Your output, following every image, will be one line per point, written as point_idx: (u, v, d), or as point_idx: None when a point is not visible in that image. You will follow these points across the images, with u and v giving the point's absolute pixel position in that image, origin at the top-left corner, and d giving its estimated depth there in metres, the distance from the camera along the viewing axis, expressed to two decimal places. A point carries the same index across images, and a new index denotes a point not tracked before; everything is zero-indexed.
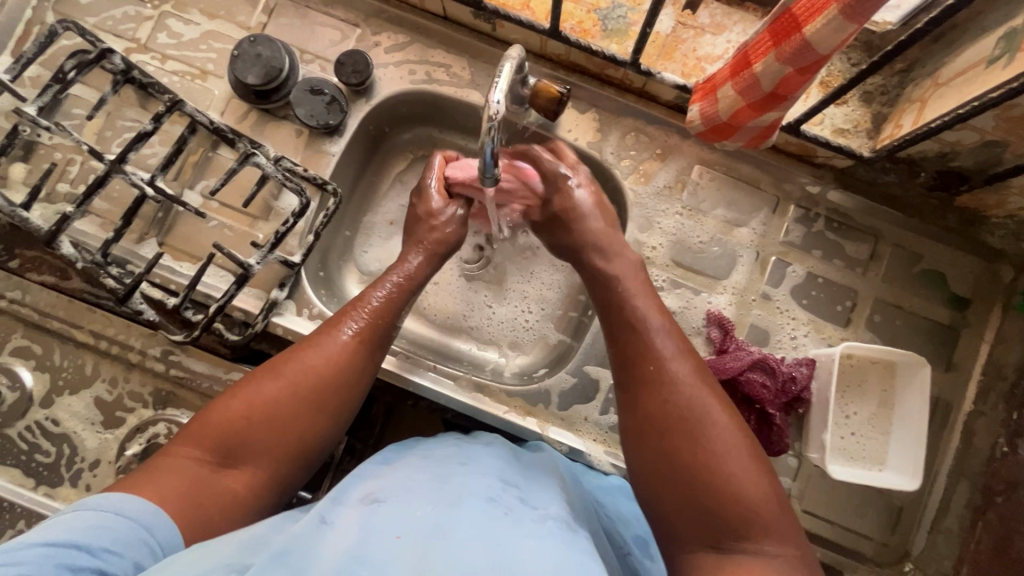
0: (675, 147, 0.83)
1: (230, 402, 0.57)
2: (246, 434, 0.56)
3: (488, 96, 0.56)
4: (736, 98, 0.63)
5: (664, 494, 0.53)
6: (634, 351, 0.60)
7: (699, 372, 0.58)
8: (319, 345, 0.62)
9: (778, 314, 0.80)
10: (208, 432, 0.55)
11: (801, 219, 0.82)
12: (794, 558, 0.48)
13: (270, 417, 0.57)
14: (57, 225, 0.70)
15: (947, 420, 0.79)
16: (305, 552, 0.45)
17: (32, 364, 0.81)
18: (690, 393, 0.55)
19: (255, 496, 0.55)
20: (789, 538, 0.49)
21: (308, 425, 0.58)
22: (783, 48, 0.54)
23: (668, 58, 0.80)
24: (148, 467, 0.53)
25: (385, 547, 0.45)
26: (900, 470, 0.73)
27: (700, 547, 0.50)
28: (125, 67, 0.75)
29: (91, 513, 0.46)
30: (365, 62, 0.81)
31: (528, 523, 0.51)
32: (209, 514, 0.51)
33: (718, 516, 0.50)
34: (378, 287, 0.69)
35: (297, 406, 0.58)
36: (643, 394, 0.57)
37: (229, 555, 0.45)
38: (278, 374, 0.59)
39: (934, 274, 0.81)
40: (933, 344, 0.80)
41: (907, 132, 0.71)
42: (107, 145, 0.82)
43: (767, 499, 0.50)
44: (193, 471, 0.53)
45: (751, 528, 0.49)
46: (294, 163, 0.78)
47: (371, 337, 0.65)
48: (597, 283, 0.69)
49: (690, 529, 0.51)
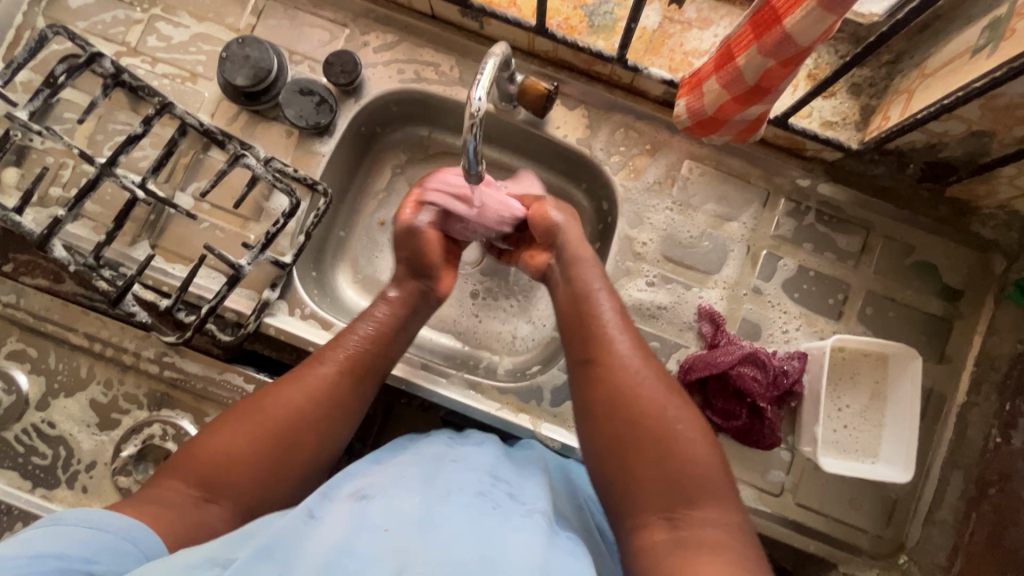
0: (664, 142, 0.83)
1: (212, 434, 0.58)
2: (228, 466, 0.56)
3: (470, 93, 0.57)
4: (721, 91, 0.63)
5: (618, 472, 0.55)
6: (596, 332, 0.63)
7: (644, 354, 0.61)
8: (303, 376, 0.62)
9: (770, 308, 0.80)
10: (191, 465, 0.56)
11: (792, 212, 0.82)
12: (736, 525, 0.51)
13: (252, 449, 0.57)
14: (49, 229, 0.71)
15: (941, 412, 0.79)
16: (293, 546, 0.45)
17: (27, 367, 0.82)
18: (636, 372, 0.59)
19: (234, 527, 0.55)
20: (731, 506, 0.52)
21: (298, 447, 0.59)
22: (764, 41, 0.54)
23: (655, 53, 0.80)
24: (134, 496, 0.53)
25: (373, 542, 0.46)
26: (892, 462, 0.73)
27: (653, 518, 0.52)
28: (115, 70, 0.76)
29: (69, 527, 0.46)
30: (354, 62, 0.82)
31: (517, 519, 0.52)
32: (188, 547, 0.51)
33: (668, 486, 0.52)
34: (369, 320, 0.69)
35: (280, 438, 0.58)
36: (596, 377, 0.60)
37: (215, 552, 0.45)
38: (261, 403, 0.60)
39: (926, 265, 0.80)
40: (926, 336, 0.79)
41: (895, 124, 0.71)
42: (99, 148, 0.83)
43: (712, 469, 0.53)
44: (176, 502, 0.53)
45: (698, 496, 0.52)
46: (284, 164, 0.79)
47: (359, 369, 0.65)
48: (569, 261, 0.70)
49: (643, 503, 0.53)
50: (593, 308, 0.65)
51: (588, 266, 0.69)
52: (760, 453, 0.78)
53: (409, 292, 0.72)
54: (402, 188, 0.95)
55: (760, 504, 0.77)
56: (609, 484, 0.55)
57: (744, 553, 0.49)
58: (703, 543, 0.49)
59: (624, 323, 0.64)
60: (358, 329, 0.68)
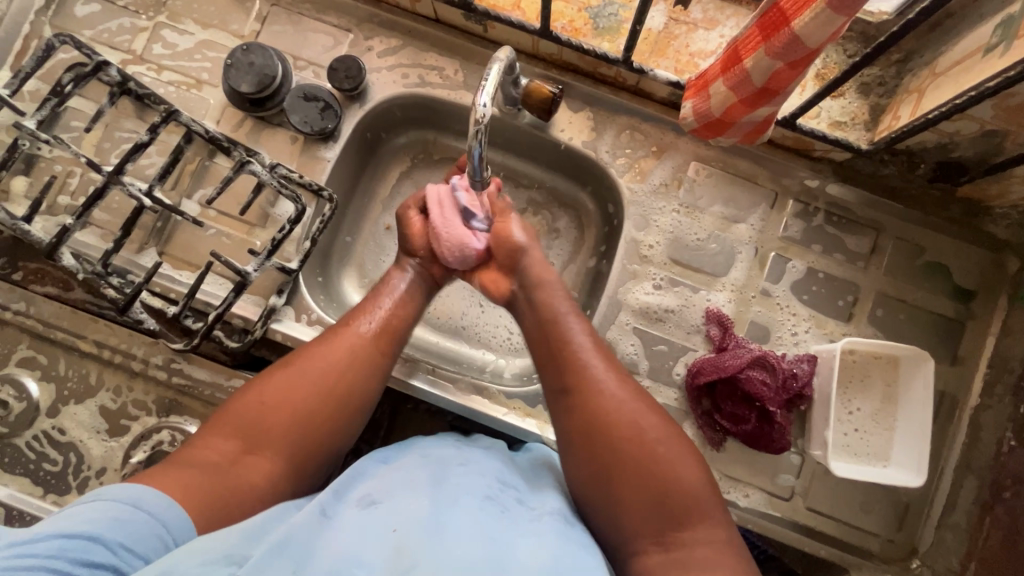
0: (670, 144, 0.82)
1: (250, 393, 0.60)
2: (266, 422, 0.58)
3: (475, 99, 0.56)
4: (728, 94, 0.62)
5: (604, 500, 0.56)
6: (569, 359, 0.63)
7: (619, 376, 0.62)
8: (333, 340, 0.65)
9: (779, 310, 0.79)
10: (231, 422, 0.58)
11: (800, 213, 0.81)
12: (727, 540, 0.52)
13: (288, 406, 0.59)
14: (57, 237, 0.71)
15: (953, 414, 0.78)
16: (307, 544, 0.46)
17: (38, 375, 0.82)
18: (614, 397, 0.59)
19: (272, 483, 0.56)
20: (721, 521, 0.53)
21: (325, 412, 0.61)
22: (773, 43, 0.53)
23: (661, 55, 0.79)
24: (177, 455, 0.55)
25: (382, 547, 0.47)
26: (904, 466, 0.72)
27: (646, 546, 0.53)
28: (121, 79, 0.75)
29: (111, 504, 0.47)
30: (358, 67, 0.82)
31: (525, 526, 0.52)
32: (227, 502, 0.53)
33: (658, 511, 0.53)
34: (387, 294, 0.72)
35: (313, 397, 0.60)
36: (575, 406, 0.60)
37: (231, 546, 0.46)
38: (296, 366, 0.63)
39: (936, 266, 0.79)
40: (938, 337, 0.79)
41: (906, 124, 0.70)
42: (106, 156, 0.83)
43: (698, 486, 0.54)
44: (216, 458, 0.55)
45: (688, 518, 0.53)
46: (290, 170, 0.79)
47: (384, 339, 0.68)
48: (542, 287, 0.70)
49: (633, 526, 0.54)
50: (564, 336, 0.65)
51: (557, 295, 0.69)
52: (769, 457, 0.77)
53: (421, 275, 0.75)
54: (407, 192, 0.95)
55: (770, 509, 0.76)
56: (595, 510, 0.57)
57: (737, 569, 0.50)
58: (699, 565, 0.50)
59: (597, 345, 0.64)
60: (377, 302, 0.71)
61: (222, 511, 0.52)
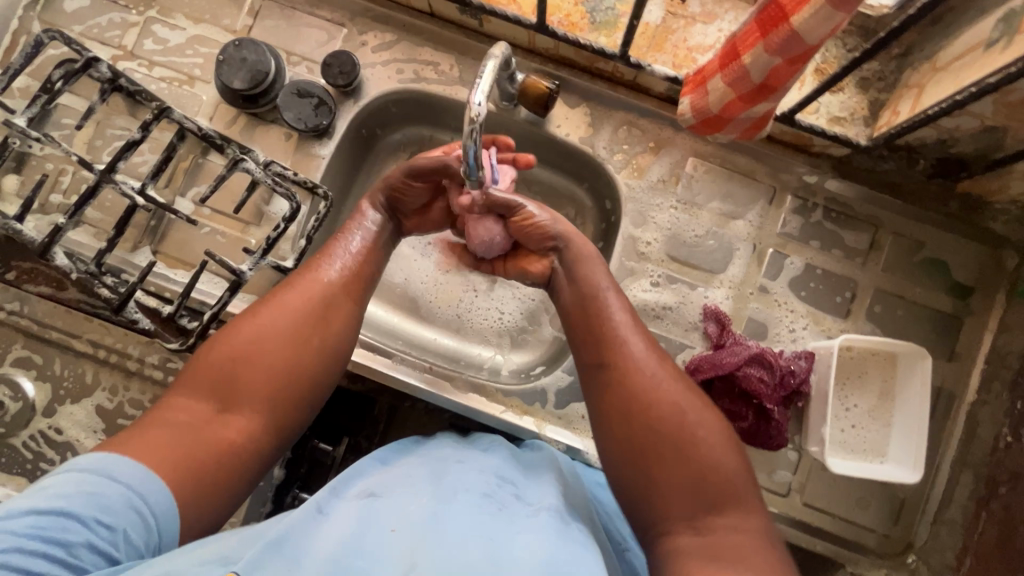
0: (668, 139, 0.81)
1: (217, 348, 0.59)
2: (237, 377, 0.57)
3: (469, 97, 0.56)
4: (726, 90, 0.61)
5: (635, 475, 0.55)
6: (606, 335, 0.61)
7: (657, 354, 0.60)
8: (298, 287, 0.64)
9: (777, 307, 0.79)
10: (201, 382, 0.57)
11: (798, 209, 0.80)
12: (762, 527, 0.52)
13: (258, 359, 0.58)
14: (50, 237, 0.70)
15: (950, 410, 0.78)
16: (303, 541, 0.47)
17: (33, 374, 0.82)
18: (654, 375, 0.58)
19: (251, 438, 0.56)
20: (755, 506, 0.53)
21: (295, 360, 0.59)
22: (771, 39, 0.53)
23: (659, 49, 0.79)
24: (146, 420, 0.54)
25: (380, 541, 0.47)
26: (901, 462, 0.72)
27: (678, 529, 0.52)
28: (112, 76, 0.74)
29: (85, 477, 0.47)
30: (352, 62, 0.80)
31: (524, 521, 0.52)
32: (202, 460, 0.52)
33: (694, 497, 0.52)
34: (352, 234, 0.69)
35: (283, 349, 0.59)
36: (613, 382, 0.58)
37: (230, 547, 0.46)
38: (261, 317, 0.61)
39: (934, 261, 0.79)
40: (936, 333, 0.78)
41: (905, 120, 0.70)
42: (98, 154, 0.82)
43: (734, 472, 0.53)
44: (189, 419, 0.54)
45: (724, 504, 0.52)
46: (284, 167, 0.78)
47: (351, 283, 0.66)
48: (581, 262, 0.66)
49: (662, 502, 0.53)
50: (602, 311, 0.63)
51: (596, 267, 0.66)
52: (766, 454, 0.77)
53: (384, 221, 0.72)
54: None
55: (767, 505, 0.76)
56: (624, 485, 0.56)
57: (771, 559, 0.49)
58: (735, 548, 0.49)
59: (634, 322, 0.63)
60: (344, 244, 0.68)
61: (200, 469, 0.52)
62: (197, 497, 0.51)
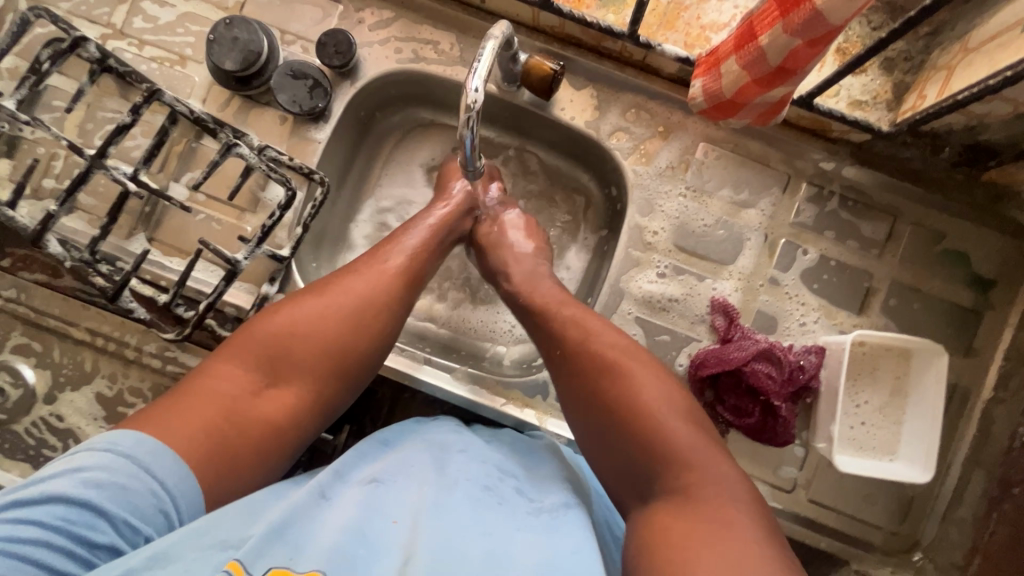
0: (678, 124, 0.78)
1: (270, 321, 0.56)
2: (293, 353, 0.55)
3: (466, 84, 0.54)
4: (741, 73, 0.58)
5: (598, 456, 0.54)
6: (555, 326, 0.62)
7: (615, 337, 0.58)
8: (362, 272, 0.62)
9: (787, 300, 0.76)
10: (251, 351, 0.54)
11: (814, 198, 0.77)
12: (729, 486, 0.48)
13: (318, 338, 0.56)
14: (42, 224, 0.69)
15: (963, 408, 0.75)
16: (305, 527, 0.45)
17: (33, 362, 0.81)
18: (605, 357, 0.56)
19: (297, 417, 0.54)
20: (720, 470, 0.49)
21: (341, 342, 0.57)
22: (791, 18, 0.49)
23: (670, 28, 0.74)
24: (190, 385, 0.52)
25: (384, 535, 0.45)
26: (911, 460, 0.70)
27: (635, 505, 0.50)
28: (101, 55, 0.72)
29: (119, 464, 0.44)
30: (348, 42, 0.77)
31: (523, 519, 0.51)
32: (246, 436, 0.51)
33: (640, 469, 0.50)
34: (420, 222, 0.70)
35: (343, 331, 0.57)
36: (563, 371, 0.59)
37: (228, 529, 0.44)
38: (324, 295, 0.59)
39: (955, 253, 0.76)
40: (953, 329, 0.76)
41: (930, 105, 0.66)
42: (89, 138, 0.80)
43: (691, 439, 0.50)
44: (237, 390, 0.52)
45: (674, 472, 0.48)
46: (280, 151, 0.75)
47: (412, 274, 0.65)
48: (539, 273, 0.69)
49: (619, 477, 0.52)
50: (551, 313, 0.63)
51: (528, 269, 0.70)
52: (772, 449, 0.76)
53: (452, 216, 0.72)
54: (402, 173, 0.92)
55: (771, 501, 0.75)
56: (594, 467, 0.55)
57: (724, 520, 0.45)
58: (687, 513, 0.46)
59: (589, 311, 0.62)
60: (406, 237, 0.67)
61: (226, 444, 0.49)
62: (226, 477, 0.49)
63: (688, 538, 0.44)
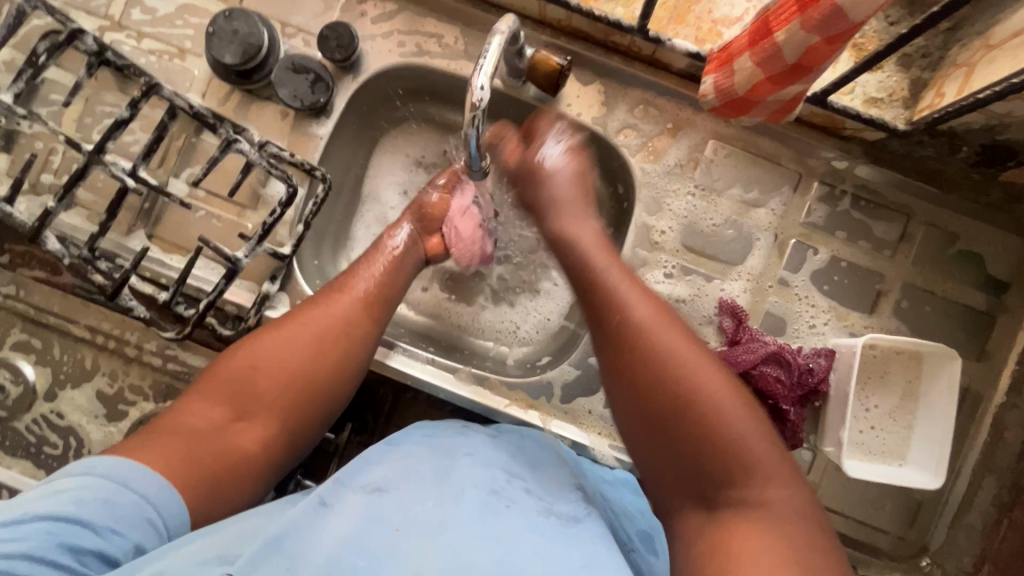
0: (687, 120, 0.76)
1: (237, 356, 0.57)
2: (255, 388, 0.55)
3: (471, 81, 0.52)
4: (754, 70, 0.56)
5: (655, 456, 0.50)
6: (608, 304, 0.57)
7: (678, 328, 0.54)
8: (323, 301, 0.62)
9: (797, 301, 0.75)
10: (218, 388, 0.55)
11: (825, 197, 0.75)
12: (795, 498, 0.47)
13: (281, 371, 0.56)
14: (40, 221, 0.68)
15: (974, 412, 0.74)
16: (303, 537, 0.44)
17: (33, 358, 0.81)
18: (671, 351, 0.52)
19: (263, 451, 0.54)
20: (787, 480, 0.47)
21: (310, 374, 0.57)
22: (809, 15, 0.47)
23: (680, 22, 0.73)
24: (160, 423, 0.53)
25: (386, 543, 0.44)
26: (921, 466, 0.69)
27: (692, 507, 0.48)
28: (98, 48, 0.70)
29: (100, 483, 0.45)
30: (351, 35, 0.75)
31: (532, 521, 0.50)
32: (214, 470, 0.51)
33: (704, 471, 0.48)
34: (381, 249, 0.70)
35: (305, 362, 0.57)
36: (619, 352, 0.54)
37: (227, 544, 0.44)
38: (286, 327, 0.59)
39: (969, 255, 0.74)
40: (966, 332, 0.74)
41: (949, 103, 0.64)
42: (88, 133, 0.79)
43: (761, 443, 0.48)
44: (203, 425, 0.53)
45: (744, 479, 0.47)
46: (280, 147, 0.74)
47: (377, 299, 0.64)
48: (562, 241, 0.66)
49: (678, 480, 0.49)
50: (609, 291, 0.57)
51: (586, 233, 0.65)
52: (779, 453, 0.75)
53: (410, 243, 0.72)
54: (406, 169, 0.90)
55: None
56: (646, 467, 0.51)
57: (796, 532, 0.44)
58: (753, 527, 0.45)
59: (647, 294, 0.57)
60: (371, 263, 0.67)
61: (208, 478, 0.50)
62: (207, 508, 0.50)
63: (759, 553, 0.43)
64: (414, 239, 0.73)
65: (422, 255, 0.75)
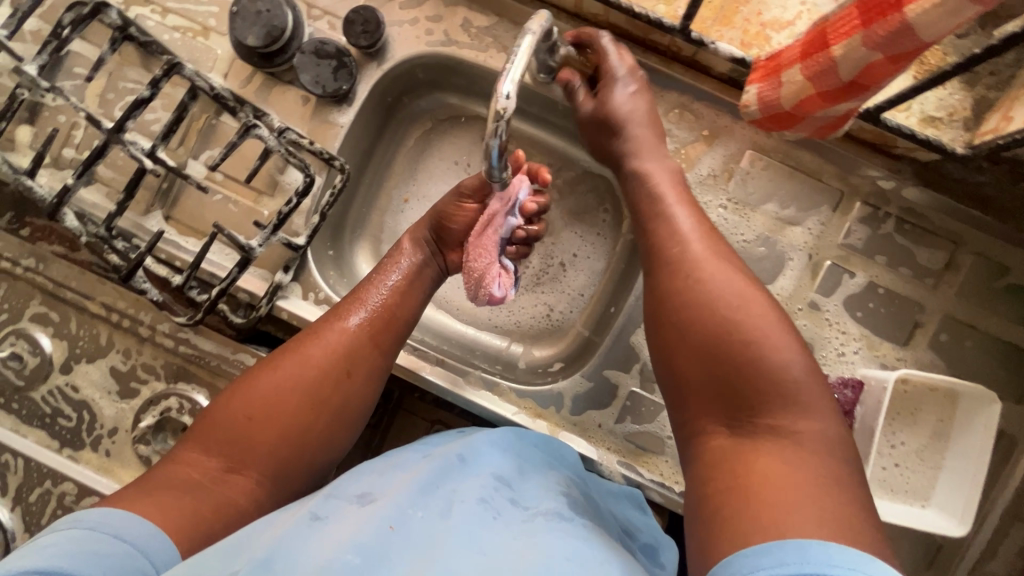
0: (724, 128, 0.72)
1: (235, 400, 0.58)
2: (250, 436, 0.56)
3: (497, 88, 0.50)
4: (805, 84, 0.52)
5: (689, 381, 0.52)
6: (656, 239, 0.59)
7: (734, 270, 0.54)
8: (324, 335, 0.62)
9: (826, 326, 0.71)
10: (214, 438, 0.56)
11: (867, 218, 0.71)
12: (827, 433, 0.46)
13: (275, 415, 0.57)
14: (59, 197, 0.67)
15: (1009, 456, 0.69)
16: (294, 550, 0.42)
17: (50, 331, 0.81)
18: (720, 286, 0.53)
19: (255, 502, 0.55)
20: (824, 411, 0.47)
21: (311, 413, 0.58)
22: (874, 30, 0.43)
23: (726, 24, 0.68)
24: (155, 475, 0.54)
25: (381, 541, 0.43)
26: (945, 510, 0.66)
27: (716, 427, 0.49)
28: (122, 23, 0.68)
29: (89, 533, 0.45)
30: (377, 21, 0.72)
31: (518, 528, 0.47)
32: (208, 522, 0.51)
33: (731, 388, 0.49)
34: (388, 276, 0.68)
35: (301, 402, 0.58)
36: (659, 271, 0.56)
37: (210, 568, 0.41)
38: (286, 366, 0.60)
39: (1020, 290, 0.69)
40: (1008, 371, 0.69)
41: (1016, 129, 0.59)
42: (110, 108, 0.78)
43: (801, 374, 0.48)
44: (197, 477, 0.54)
45: (773, 402, 0.47)
46: (300, 134, 0.72)
47: (383, 329, 0.65)
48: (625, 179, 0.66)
49: (711, 404, 0.50)
50: (665, 229, 0.58)
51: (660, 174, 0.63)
52: None
53: (425, 263, 0.71)
54: (454, 177, 0.87)
55: None
56: (681, 391, 0.52)
57: (823, 461, 0.45)
58: (779, 460, 0.45)
59: (704, 231, 0.57)
60: (377, 288, 0.67)
61: (203, 534, 0.50)
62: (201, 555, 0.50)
63: (777, 483, 0.43)
64: (433, 254, 0.72)
65: (442, 265, 0.73)
